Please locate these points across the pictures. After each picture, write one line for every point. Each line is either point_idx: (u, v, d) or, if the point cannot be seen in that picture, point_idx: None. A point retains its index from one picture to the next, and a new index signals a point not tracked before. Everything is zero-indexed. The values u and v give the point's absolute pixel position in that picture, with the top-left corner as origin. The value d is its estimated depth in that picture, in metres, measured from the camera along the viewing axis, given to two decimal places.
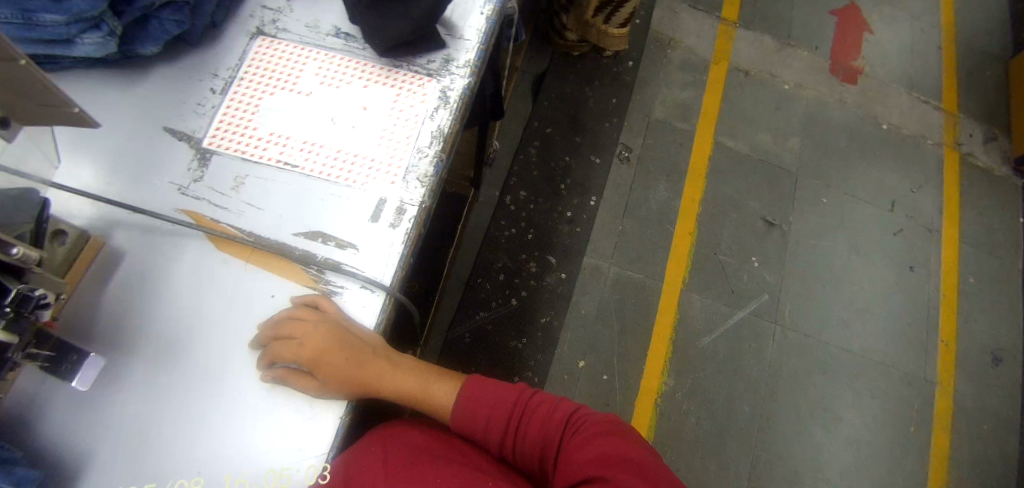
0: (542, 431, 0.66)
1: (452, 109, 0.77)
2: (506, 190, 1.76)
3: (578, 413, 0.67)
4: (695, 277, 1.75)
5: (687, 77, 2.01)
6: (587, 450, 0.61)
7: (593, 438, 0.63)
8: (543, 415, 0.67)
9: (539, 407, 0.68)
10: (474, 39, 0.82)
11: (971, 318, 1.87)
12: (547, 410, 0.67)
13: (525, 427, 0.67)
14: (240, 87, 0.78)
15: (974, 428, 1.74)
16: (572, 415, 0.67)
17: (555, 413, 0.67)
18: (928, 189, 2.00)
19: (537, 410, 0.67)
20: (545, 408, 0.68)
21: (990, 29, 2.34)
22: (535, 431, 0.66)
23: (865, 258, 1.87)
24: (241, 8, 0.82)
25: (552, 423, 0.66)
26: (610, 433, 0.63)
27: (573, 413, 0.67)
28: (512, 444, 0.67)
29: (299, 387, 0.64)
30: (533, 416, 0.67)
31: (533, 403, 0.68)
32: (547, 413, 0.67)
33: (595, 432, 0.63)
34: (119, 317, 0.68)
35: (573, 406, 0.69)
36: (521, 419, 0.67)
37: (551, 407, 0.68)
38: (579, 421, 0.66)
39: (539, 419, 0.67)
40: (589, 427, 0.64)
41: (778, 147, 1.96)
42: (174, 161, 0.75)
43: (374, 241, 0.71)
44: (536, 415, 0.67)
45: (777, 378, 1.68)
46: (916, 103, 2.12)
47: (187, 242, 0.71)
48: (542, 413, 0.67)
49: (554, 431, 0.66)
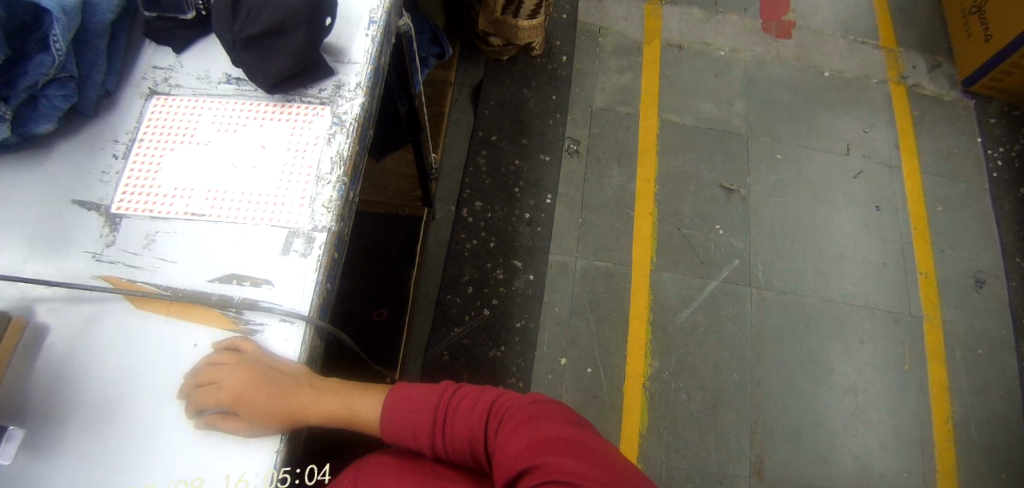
0: (467, 423, 0.69)
1: (348, 132, 0.79)
2: (461, 203, 1.77)
3: (501, 399, 0.70)
4: (663, 255, 1.76)
5: (623, 61, 2.04)
6: (510, 434, 0.64)
7: (514, 421, 0.65)
8: (466, 407, 0.70)
9: (463, 400, 0.71)
10: (362, 61, 0.84)
11: (946, 246, 1.85)
12: (470, 402, 0.70)
13: (452, 422, 0.69)
14: (140, 148, 0.78)
15: (969, 355, 1.72)
16: (494, 402, 0.70)
17: (477, 404, 0.70)
18: (880, 126, 2.01)
19: (460, 404, 0.70)
20: (469, 400, 0.70)
21: None
22: (461, 424, 0.69)
23: (830, 206, 1.87)
24: (133, 73, 0.82)
25: (476, 413, 0.69)
26: (531, 413, 0.66)
27: (495, 400, 0.70)
28: (443, 441, 0.69)
29: (226, 429, 0.66)
30: (457, 410, 0.70)
31: (456, 398, 0.71)
32: (470, 405, 0.70)
33: (517, 415, 0.66)
34: (48, 392, 0.67)
35: (495, 393, 0.71)
36: (446, 416, 0.70)
37: (474, 398, 0.71)
38: (501, 407, 0.69)
39: (463, 413, 0.69)
40: (511, 411, 0.67)
41: (724, 114, 1.98)
42: (85, 230, 0.74)
43: (288, 273, 0.72)
44: (460, 409, 0.70)
45: (761, 339, 1.68)
46: (853, 46, 2.14)
47: (107, 306, 0.70)
48: (465, 406, 0.70)
49: (479, 420, 0.69)
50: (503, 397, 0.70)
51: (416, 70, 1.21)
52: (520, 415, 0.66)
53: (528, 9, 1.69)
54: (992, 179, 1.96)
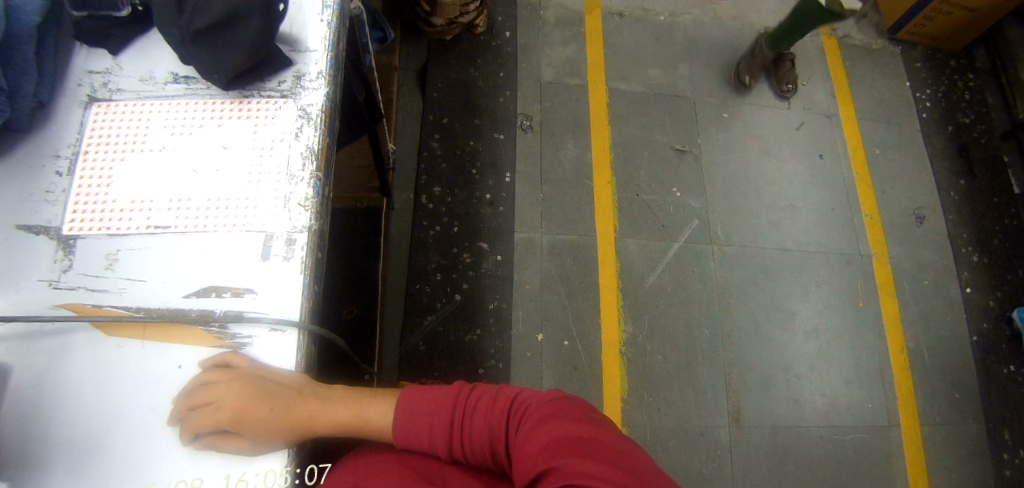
0: (486, 424, 0.68)
1: (316, 124, 0.76)
2: (420, 190, 1.73)
3: (519, 398, 0.70)
4: (626, 223, 1.79)
5: (567, 32, 2.02)
6: (529, 434, 0.64)
7: (533, 420, 0.65)
8: (485, 408, 0.69)
9: (480, 401, 0.70)
10: (320, 49, 0.80)
11: (886, 186, 1.96)
12: (487, 402, 0.69)
13: (470, 424, 0.68)
14: (87, 161, 0.72)
15: (914, 286, 1.84)
16: (513, 401, 0.70)
17: (496, 405, 0.69)
18: (816, 78, 2.09)
19: (478, 405, 0.69)
20: (487, 401, 0.70)
21: None
22: (480, 425, 0.68)
23: (777, 158, 1.95)
24: (66, 80, 0.76)
25: (494, 414, 0.68)
26: (551, 412, 0.66)
27: (514, 399, 0.70)
28: (461, 444, 0.68)
29: (230, 450, 0.63)
30: (476, 411, 0.69)
31: (473, 399, 0.70)
32: (488, 405, 0.69)
33: (536, 414, 0.66)
34: (22, 433, 0.62)
35: (513, 392, 0.71)
36: (464, 417, 0.69)
37: (491, 399, 0.70)
38: (521, 406, 0.68)
39: (482, 414, 0.69)
40: (531, 410, 0.67)
41: (670, 78, 2.01)
42: (36, 257, 0.68)
43: (270, 279, 0.68)
44: (477, 410, 0.69)
45: (726, 294, 1.74)
46: (785, 2, 2.21)
47: (74, 336, 0.65)
48: (483, 407, 0.69)
49: (497, 421, 0.68)
50: (521, 396, 0.70)
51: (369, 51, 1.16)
52: (539, 414, 0.66)
53: None
54: (922, 120, 2.08)
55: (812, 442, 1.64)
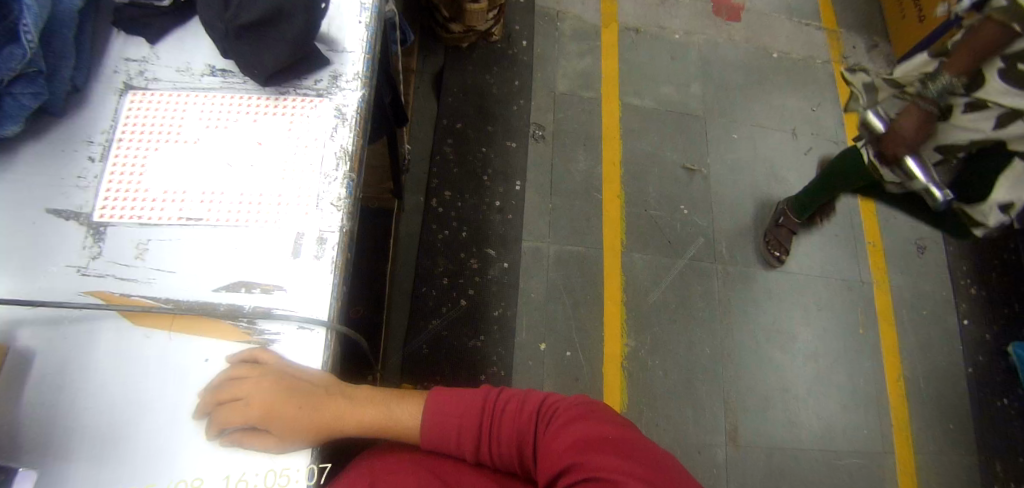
0: (513, 426, 0.68)
1: (351, 125, 0.76)
2: (430, 194, 1.73)
3: (547, 401, 0.70)
4: (632, 237, 1.79)
5: (583, 45, 2.04)
6: (556, 434, 0.64)
7: (561, 420, 0.65)
8: (513, 411, 0.69)
9: (508, 404, 0.70)
10: (357, 50, 0.80)
11: (890, 215, 1.98)
12: (516, 405, 0.70)
13: (498, 427, 0.69)
14: (120, 148, 0.72)
15: (914, 315, 1.86)
16: (541, 404, 0.70)
17: (524, 407, 0.69)
18: (826, 105, 2.12)
19: (506, 407, 0.70)
20: (515, 403, 0.70)
21: None
22: (508, 428, 0.68)
23: (784, 182, 1.96)
24: (102, 66, 0.76)
25: (522, 416, 0.69)
26: (578, 413, 0.66)
27: (542, 402, 0.70)
28: (488, 446, 0.68)
29: (256, 447, 0.62)
30: (504, 413, 0.69)
31: (501, 402, 0.70)
32: (516, 407, 0.69)
33: (564, 414, 0.66)
34: (43, 419, 0.61)
35: (541, 395, 0.71)
36: (492, 420, 0.69)
37: (519, 402, 0.70)
38: (548, 408, 0.68)
39: (510, 415, 0.69)
40: (558, 412, 0.67)
41: (682, 96, 2.02)
42: (65, 242, 0.67)
43: (299, 276, 0.68)
44: (506, 412, 0.69)
45: (728, 314, 1.75)
46: (799, 27, 2.23)
47: (101, 325, 0.65)
48: (512, 410, 0.69)
49: (526, 423, 0.68)
50: (550, 399, 0.70)
51: (395, 44, 1.16)
52: (566, 415, 0.66)
53: None
54: None
55: (807, 466, 1.64)
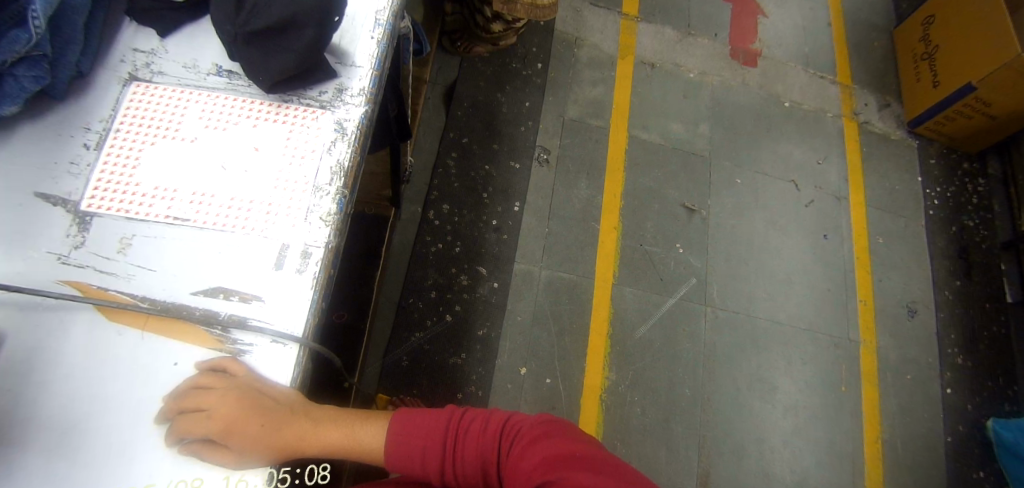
0: (478, 446, 0.68)
1: (350, 140, 0.76)
2: (428, 206, 1.73)
3: (511, 420, 0.69)
4: (625, 272, 1.79)
5: (597, 74, 2.05)
6: (521, 453, 0.64)
7: (525, 439, 0.65)
8: (477, 431, 0.68)
9: (473, 423, 0.69)
10: (365, 66, 0.80)
11: (884, 276, 1.98)
12: (480, 424, 0.69)
13: (462, 447, 0.68)
14: (117, 139, 0.72)
15: (899, 379, 1.85)
16: (505, 422, 0.69)
17: (488, 426, 0.69)
18: (831, 159, 2.13)
19: (471, 427, 0.69)
20: (479, 423, 0.69)
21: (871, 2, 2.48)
22: (472, 447, 0.68)
23: (781, 231, 1.97)
24: (109, 54, 0.76)
25: (487, 435, 0.68)
26: (542, 431, 0.66)
27: (506, 420, 0.69)
28: (453, 467, 0.67)
29: (213, 460, 0.61)
30: (468, 433, 0.68)
31: (466, 421, 0.70)
32: (480, 427, 0.69)
33: (528, 433, 0.66)
34: (4, 405, 0.61)
35: (505, 413, 0.71)
36: (457, 440, 0.68)
37: (483, 421, 0.70)
38: (513, 426, 0.68)
39: (474, 435, 0.68)
40: (523, 430, 0.67)
41: (690, 135, 2.03)
42: (48, 227, 0.67)
43: (280, 288, 0.68)
44: (470, 432, 0.69)
45: (713, 358, 1.74)
46: (814, 79, 2.25)
47: (73, 316, 0.64)
48: (476, 429, 0.68)
49: (490, 442, 0.68)
50: (514, 417, 0.70)
51: (407, 55, 1.16)
52: (531, 434, 0.66)
53: None
54: (928, 216, 2.11)
55: None
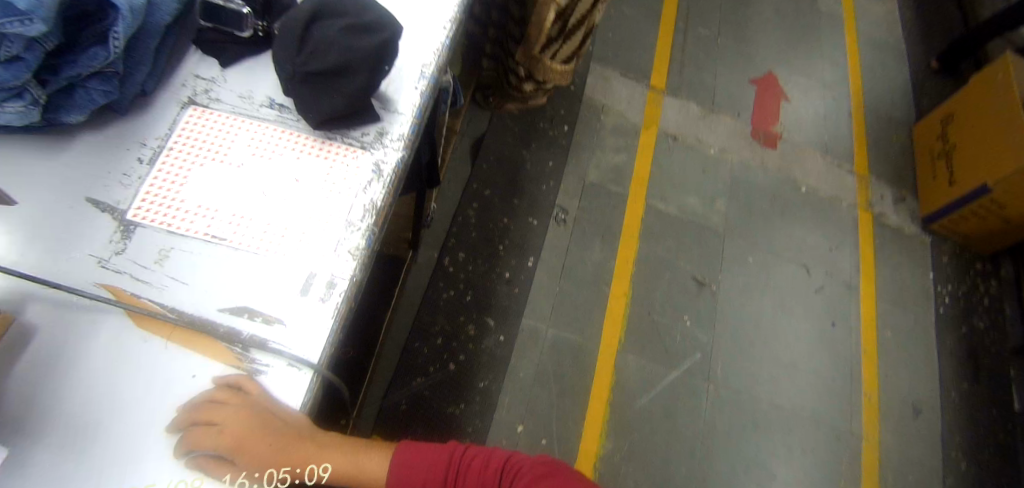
0: (477, 479, 0.78)
1: (385, 181, 0.80)
2: (444, 251, 1.77)
3: (510, 459, 0.80)
4: (631, 339, 1.79)
5: (620, 142, 2.13)
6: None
7: (523, 477, 0.77)
8: (478, 466, 0.79)
9: (474, 460, 0.80)
10: (408, 113, 0.85)
11: (891, 371, 1.96)
12: (481, 462, 0.79)
13: (463, 479, 0.78)
14: (169, 157, 0.77)
15: (901, 482, 1.80)
16: (504, 461, 0.80)
17: (488, 463, 0.79)
18: (844, 248, 2.15)
19: (472, 463, 0.79)
20: (480, 460, 0.80)
21: (894, 98, 2.53)
22: (472, 480, 0.78)
23: (789, 314, 1.97)
24: (173, 78, 0.82)
25: (487, 471, 0.79)
26: (538, 470, 0.77)
27: (504, 460, 0.80)
28: None
29: (217, 476, 0.63)
30: (469, 469, 0.79)
31: (467, 457, 0.80)
32: (481, 464, 0.79)
33: (525, 472, 0.77)
34: (24, 397, 0.62)
35: (503, 453, 0.82)
36: (459, 473, 0.78)
37: (484, 458, 0.80)
38: (511, 464, 0.80)
39: (475, 470, 0.78)
40: (520, 469, 0.78)
41: (705, 209, 2.08)
42: (93, 231, 0.71)
43: (302, 315, 0.70)
44: (471, 467, 0.79)
45: (711, 437, 1.71)
46: (832, 167, 2.31)
47: (104, 319, 0.67)
48: (477, 465, 0.79)
49: (489, 477, 0.78)
50: (511, 458, 0.81)
51: (445, 106, 1.23)
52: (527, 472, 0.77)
53: (568, 50, 1.66)
54: (938, 314, 2.11)
55: None
